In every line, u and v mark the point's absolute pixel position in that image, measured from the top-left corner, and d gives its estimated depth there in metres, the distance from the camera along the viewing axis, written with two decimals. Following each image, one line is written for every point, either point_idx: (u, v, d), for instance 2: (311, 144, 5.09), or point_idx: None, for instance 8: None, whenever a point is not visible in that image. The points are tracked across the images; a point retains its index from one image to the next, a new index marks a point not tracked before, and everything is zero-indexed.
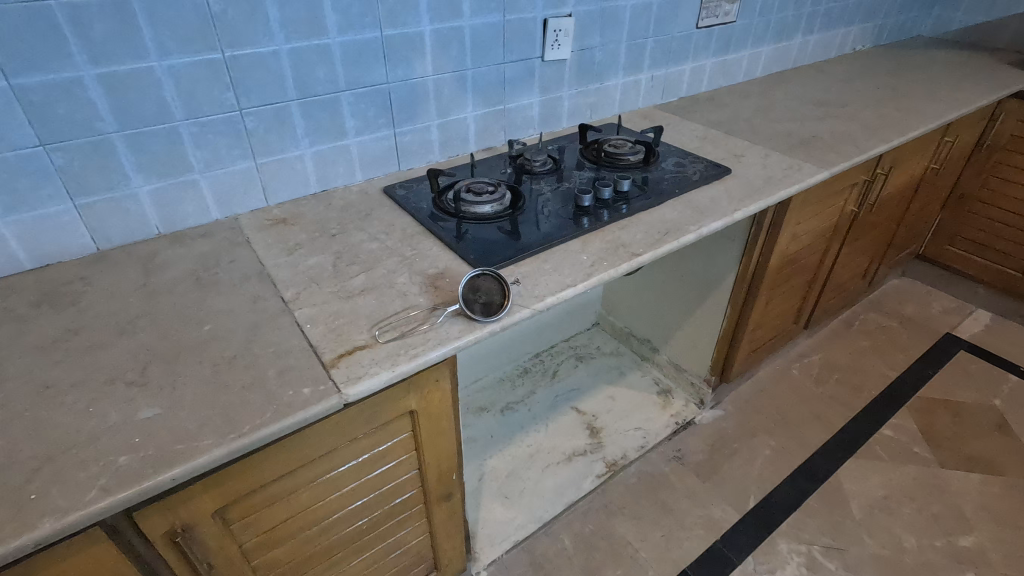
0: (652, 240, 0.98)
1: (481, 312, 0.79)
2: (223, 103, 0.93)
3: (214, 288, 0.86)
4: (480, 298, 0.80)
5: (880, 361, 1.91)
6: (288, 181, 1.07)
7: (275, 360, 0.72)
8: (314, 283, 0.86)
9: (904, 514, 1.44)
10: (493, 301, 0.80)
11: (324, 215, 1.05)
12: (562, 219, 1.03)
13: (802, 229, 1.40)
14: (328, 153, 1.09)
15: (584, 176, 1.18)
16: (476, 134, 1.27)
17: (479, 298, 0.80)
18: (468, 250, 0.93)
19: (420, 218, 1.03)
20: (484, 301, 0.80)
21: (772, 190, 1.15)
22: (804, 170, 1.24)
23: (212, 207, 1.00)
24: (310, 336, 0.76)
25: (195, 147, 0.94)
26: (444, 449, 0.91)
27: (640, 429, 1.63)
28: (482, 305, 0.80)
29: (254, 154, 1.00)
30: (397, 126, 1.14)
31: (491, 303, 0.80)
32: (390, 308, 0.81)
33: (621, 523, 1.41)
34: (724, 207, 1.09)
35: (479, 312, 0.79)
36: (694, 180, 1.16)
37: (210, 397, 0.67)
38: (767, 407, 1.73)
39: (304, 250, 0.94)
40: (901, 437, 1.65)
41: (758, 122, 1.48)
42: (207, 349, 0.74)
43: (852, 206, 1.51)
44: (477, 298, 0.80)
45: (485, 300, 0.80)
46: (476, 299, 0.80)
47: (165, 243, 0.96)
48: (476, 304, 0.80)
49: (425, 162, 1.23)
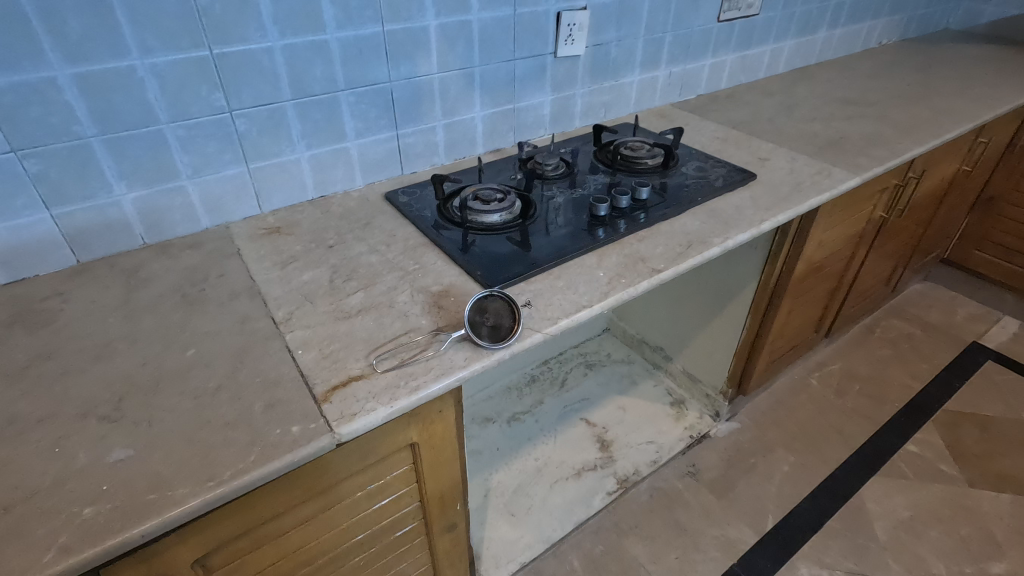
0: (673, 254, 0.91)
1: (488, 337, 0.73)
2: (212, 104, 0.86)
3: (202, 306, 0.79)
4: (488, 321, 0.74)
5: (904, 371, 1.83)
6: (283, 187, 1.00)
7: (263, 391, 0.66)
8: (308, 302, 0.80)
9: (931, 537, 1.37)
10: (501, 325, 0.73)
11: (321, 223, 0.98)
12: (575, 229, 0.96)
13: (828, 236, 1.32)
14: (327, 157, 1.02)
15: (598, 181, 1.10)
16: (484, 135, 1.19)
17: (487, 321, 0.74)
18: (475, 264, 0.87)
19: (424, 227, 0.96)
20: (492, 325, 0.73)
21: (800, 198, 1.07)
22: (833, 175, 1.16)
23: (201, 216, 0.94)
24: (302, 364, 0.70)
25: (182, 152, 0.87)
26: (448, 480, 0.85)
27: (652, 442, 1.57)
28: (489, 329, 0.73)
29: (247, 159, 0.94)
30: (400, 127, 1.07)
31: (499, 328, 0.73)
32: (389, 331, 0.75)
33: (632, 543, 1.35)
34: (749, 216, 1.01)
35: (486, 338, 0.72)
36: (717, 186, 1.09)
37: (191, 436, 0.60)
38: (784, 419, 1.66)
39: (298, 264, 0.88)
40: (926, 453, 1.57)
41: (782, 121, 1.40)
42: (189, 377, 0.68)
43: (880, 211, 1.43)
44: (485, 321, 0.74)
45: (493, 324, 0.73)
46: (484, 322, 0.73)
47: (150, 255, 0.90)
48: (483, 328, 0.73)
49: (430, 165, 1.16)
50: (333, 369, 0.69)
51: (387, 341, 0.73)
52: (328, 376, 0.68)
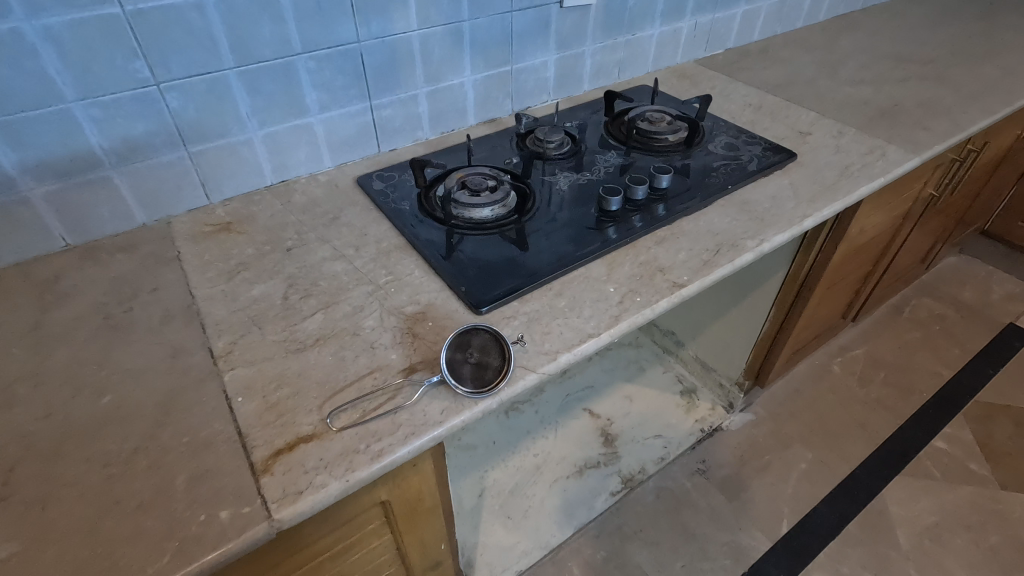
0: (699, 261, 0.75)
1: (471, 380, 0.59)
2: (132, 76, 0.69)
3: (129, 331, 0.66)
4: (471, 360, 0.60)
5: (933, 357, 1.70)
6: (234, 173, 0.84)
7: (190, 459, 0.53)
8: (256, 327, 0.66)
9: (958, 546, 1.28)
10: (487, 364, 0.60)
11: (280, 217, 0.83)
12: (581, 227, 0.80)
13: (871, 221, 1.15)
14: (285, 135, 0.85)
15: (609, 163, 0.94)
16: (476, 103, 1.02)
17: (469, 359, 0.60)
18: (459, 276, 0.72)
19: (400, 224, 0.80)
20: (475, 364, 0.60)
21: (850, 184, 0.90)
22: (888, 154, 0.98)
23: (134, 210, 0.79)
24: (240, 418, 0.56)
25: (100, 135, 0.71)
26: (429, 525, 0.74)
27: (660, 437, 1.46)
28: (472, 369, 0.60)
29: (186, 142, 0.77)
30: (374, 98, 0.90)
31: (484, 369, 0.60)
32: (350, 369, 0.61)
33: (636, 550, 1.27)
34: (790, 210, 0.84)
35: (468, 381, 0.59)
36: (751, 169, 0.91)
37: (94, 524, 0.48)
38: (803, 412, 1.55)
39: (248, 273, 0.73)
40: (956, 451, 1.46)
41: (824, 84, 1.20)
42: (101, 436, 0.55)
43: (930, 189, 1.25)
44: (467, 359, 0.60)
45: (476, 363, 0.60)
46: (466, 361, 0.60)
47: (73, 261, 0.75)
48: (464, 368, 0.59)
49: (412, 141, 0.99)
50: (278, 427, 0.56)
51: (346, 387, 0.59)
52: (270, 436, 0.55)
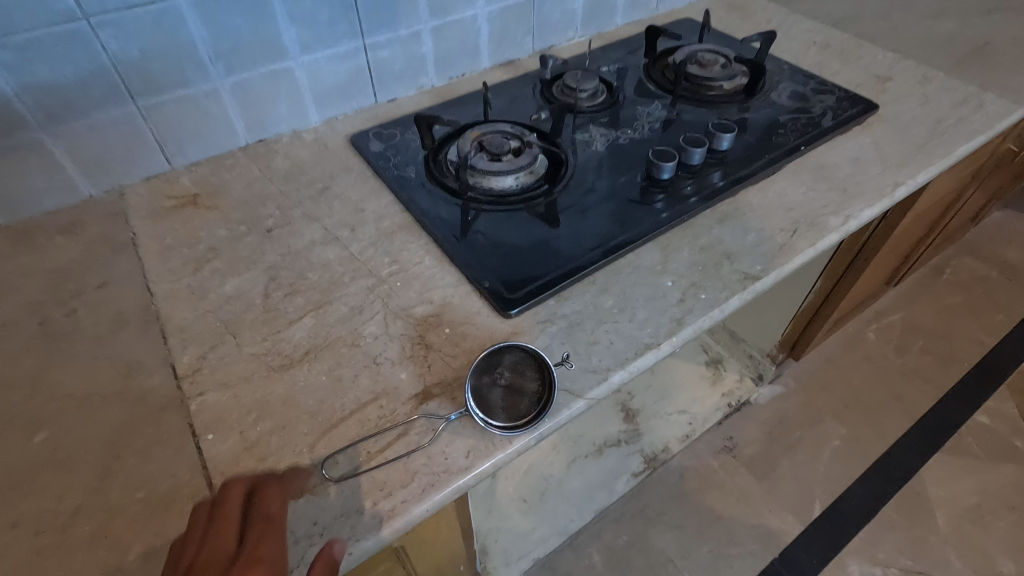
0: (773, 245, 0.62)
1: (500, 407, 0.47)
2: (50, 7, 0.53)
3: (74, 341, 0.53)
4: (503, 383, 0.48)
5: (975, 323, 1.59)
6: (199, 132, 0.68)
7: (151, 524, 0.42)
8: (231, 335, 0.53)
9: (1000, 529, 1.21)
10: (523, 388, 0.48)
11: (258, 187, 0.68)
12: (625, 201, 0.66)
13: (944, 181, 1.00)
14: (259, 84, 0.69)
15: (654, 117, 0.78)
16: (490, 41, 0.84)
17: (501, 380, 0.48)
18: (480, 267, 0.58)
19: (404, 197, 0.66)
20: (506, 387, 0.48)
21: (945, 143, 0.75)
22: (986, 105, 0.82)
23: (76, 180, 0.64)
24: (213, 463, 0.45)
25: (17, 87, 0.55)
26: (448, 551, 0.64)
27: (685, 412, 1.35)
28: (502, 394, 0.48)
29: (132, 93, 0.61)
30: (368, 35, 0.73)
31: (518, 397, 0.48)
32: (349, 394, 0.49)
33: (660, 534, 1.21)
34: (876, 178, 0.70)
35: (496, 410, 0.47)
36: (826, 125, 0.76)
37: None
38: (836, 384, 1.45)
39: (220, 262, 0.59)
40: (998, 426, 1.37)
41: (899, 16, 1.02)
42: (36, 491, 0.43)
43: (1009, 143, 1.09)
44: (497, 380, 0.48)
45: (508, 388, 0.48)
46: (497, 384, 0.48)
47: (5, 246, 0.61)
48: (493, 391, 0.48)
49: (415, 89, 0.82)
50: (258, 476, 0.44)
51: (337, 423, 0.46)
52: None
